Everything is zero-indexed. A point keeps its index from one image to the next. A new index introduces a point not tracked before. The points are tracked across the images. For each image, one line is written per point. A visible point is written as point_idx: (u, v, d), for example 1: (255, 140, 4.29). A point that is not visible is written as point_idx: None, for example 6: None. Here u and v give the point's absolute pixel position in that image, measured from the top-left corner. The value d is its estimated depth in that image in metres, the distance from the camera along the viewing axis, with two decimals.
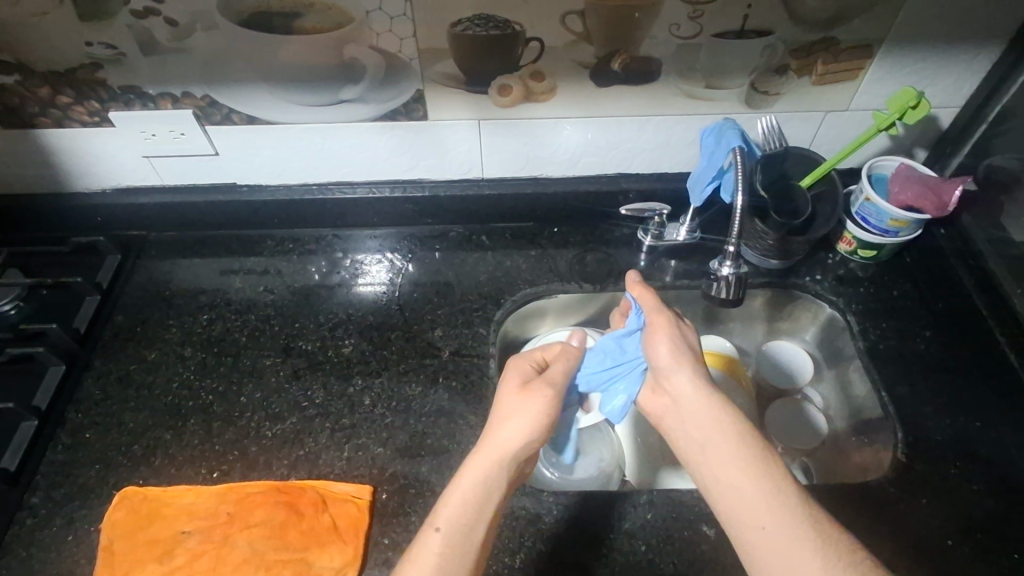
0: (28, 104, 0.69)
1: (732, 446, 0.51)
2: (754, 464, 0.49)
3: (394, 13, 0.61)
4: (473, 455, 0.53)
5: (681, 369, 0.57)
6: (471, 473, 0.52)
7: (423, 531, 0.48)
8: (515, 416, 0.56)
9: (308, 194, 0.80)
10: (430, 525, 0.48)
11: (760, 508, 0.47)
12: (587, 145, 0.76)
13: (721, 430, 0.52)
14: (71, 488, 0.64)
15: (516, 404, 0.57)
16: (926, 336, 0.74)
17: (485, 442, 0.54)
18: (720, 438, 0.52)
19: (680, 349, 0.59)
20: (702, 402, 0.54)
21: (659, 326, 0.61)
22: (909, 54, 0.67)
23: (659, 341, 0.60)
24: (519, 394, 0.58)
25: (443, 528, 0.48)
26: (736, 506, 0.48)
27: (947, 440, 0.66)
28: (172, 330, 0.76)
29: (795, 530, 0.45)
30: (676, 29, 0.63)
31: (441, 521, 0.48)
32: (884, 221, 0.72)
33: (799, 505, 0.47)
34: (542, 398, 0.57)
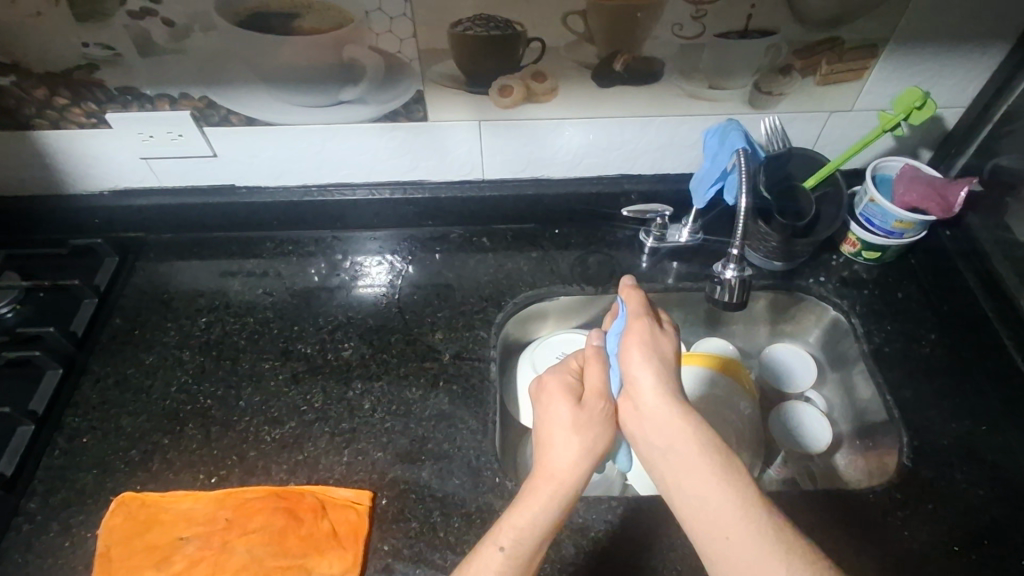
0: (25, 105, 0.68)
1: (695, 459, 0.49)
2: (717, 477, 0.47)
3: (393, 13, 0.60)
4: (532, 482, 0.52)
5: (649, 375, 0.54)
6: (532, 501, 0.51)
7: (485, 556, 0.49)
8: (570, 438, 0.53)
9: (308, 196, 0.79)
10: (489, 549, 0.49)
11: (723, 524, 0.45)
12: (589, 146, 0.75)
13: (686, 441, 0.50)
14: (68, 494, 0.63)
15: (570, 424, 0.54)
16: (931, 339, 0.73)
17: (546, 465, 0.53)
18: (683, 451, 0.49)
19: (652, 355, 0.55)
20: (666, 411, 0.52)
21: (638, 333, 0.57)
22: (915, 54, 0.66)
23: (634, 349, 0.56)
24: (572, 413, 0.55)
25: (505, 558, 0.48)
26: (701, 522, 0.46)
27: (952, 444, 0.65)
28: (170, 333, 0.75)
29: (757, 540, 0.43)
30: (678, 29, 0.63)
31: (506, 543, 0.49)
32: (889, 222, 0.72)
33: (765, 517, 0.45)
34: (598, 418, 0.55)
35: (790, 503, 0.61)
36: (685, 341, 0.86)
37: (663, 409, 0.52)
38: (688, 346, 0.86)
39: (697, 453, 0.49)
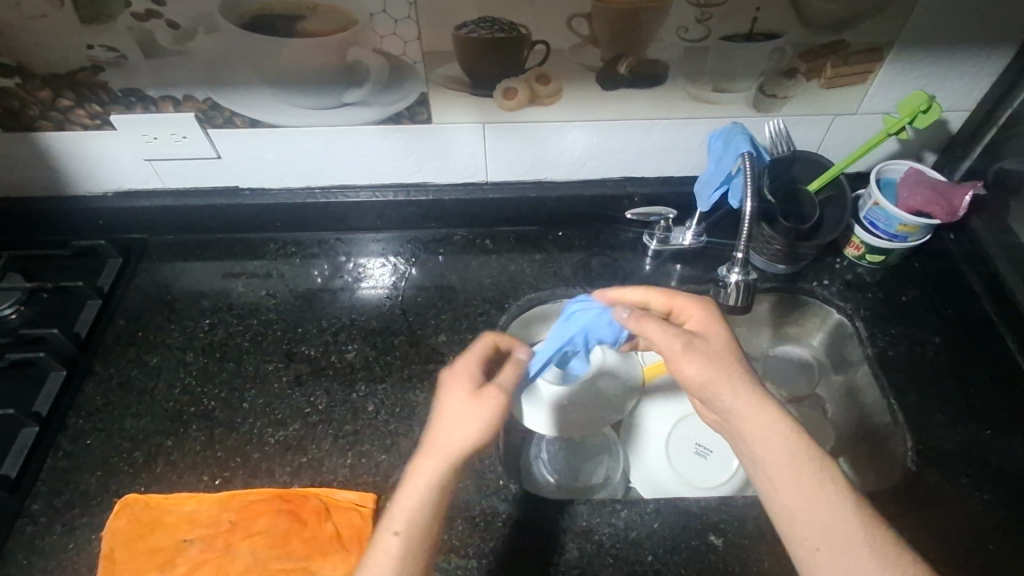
0: (29, 107, 0.68)
1: (803, 472, 0.46)
2: (826, 492, 0.45)
3: (398, 15, 0.60)
4: (417, 460, 0.49)
5: (729, 383, 0.49)
6: (413, 479, 0.48)
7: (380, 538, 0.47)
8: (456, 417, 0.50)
9: (311, 198, 0.79)
10: (382, 531, 0.47)
11: (823, 529, 0.44)
12: (592, 148, 0.75)
13: (789, 455, 0.46)
14: (71, 496, 0.63)
15: (460, 403, 0.51)
16: (935, 342, 0.73)
17: (431, 444, 0.49)
18: (786, 462, 0.46)
19: (715, 365, 0.50)
20: (759, 417, 0.48)
21: (698, 350, 0.51)
22: (920, 58, 0.66)
23: (687, 363, 0.50)
24: (465, 393, 0.51)
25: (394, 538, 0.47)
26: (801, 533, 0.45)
27: (957, 448, 0.65)
28: (173, 335, 0.76)
29: (855, 557, 0.43)
30: (683, 32, 0.62)
31: (400, 526, 0.47)
32: (893, 226, 0.72)
33: (866, 518, 0.45)
34: (490, 403, 0.50)
35: None
36: None
37: (760, 417, 0.48)
38: None
39: (805, 466, 0.46)
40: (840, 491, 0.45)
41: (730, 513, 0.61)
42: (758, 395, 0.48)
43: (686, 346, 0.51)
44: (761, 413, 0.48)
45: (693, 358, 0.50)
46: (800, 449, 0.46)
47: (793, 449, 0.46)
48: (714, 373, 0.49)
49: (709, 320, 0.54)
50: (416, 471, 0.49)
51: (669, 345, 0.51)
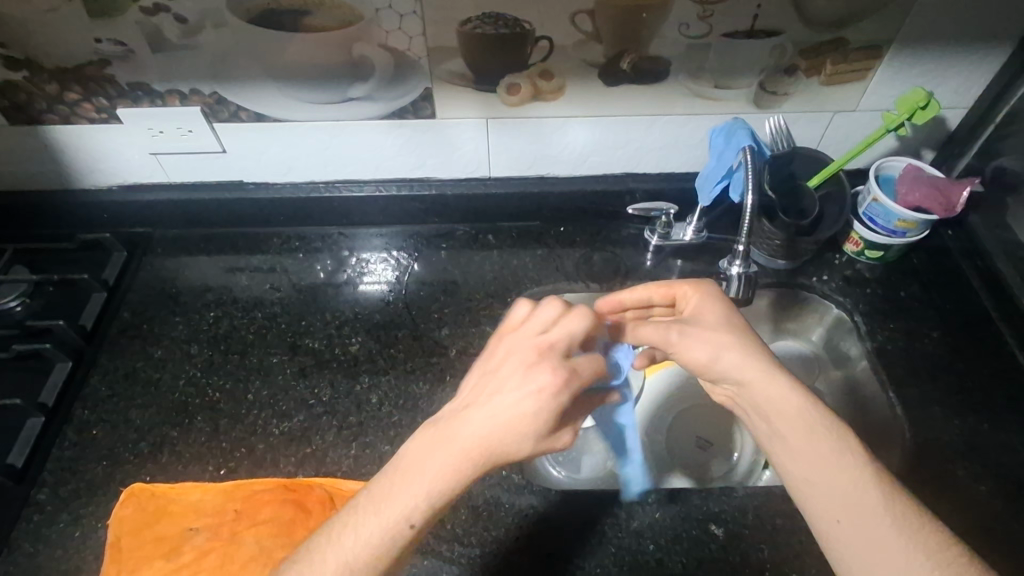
0: (36, 100, 0.69)
1: (818, 440, 0.46)
2: (842, 459, 0.45)
3: (403, 10, 0.61)
4: (439, 448, 0.46)
5: (738, 359, 0.51)
6: (441, 464, 0.45)
7: (375, 512, 0.45)
8: (516, 411, 0.46)
9: (315, 192, 0.80)
10: (376, 505, 0.45)
11: (842, 498, 0.44)
12: (594, 144, 0.76)
13: (803, 423, 0.47)
14: (78, 485, 0.64)
15: (504, 390, 0.48)
16: (934, 337, 0.74)
17: (459, 432, 0.46)
18: (800, 429, 0.47)
19: (722, 342, 0.52)
20: (769, 385, 0.49)
21: (700, 331, 0.53)
22: (918, 55, 0.67)
23: (691, 346, 0.53)
24: (512, 380, 0.48)
25: (392, 518, 0.44)
26: (819, 502, 0.45)
27: (955, 441, 0.66)
28: (178, 327, 0.76)
29: (875, 526, 0.43)
30: (685, 28, 0.63)
31: (416, 518, 0.44)
32: (891, 222, 0.72)
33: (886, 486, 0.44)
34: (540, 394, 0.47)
35: None
36: None
37: (770, 386, 0.49)
38: None
39: (820, 434, 0.46)
40: (857, 459, 0.45)
41: (731, 504, 0.61)
42: (765, 365, 0.50)
43: (683, 331, 0.54)
44: (771, 382, 0.49)
45: (698, 339, 0.53)
46: (812, 416, 0.47)
47: (806, 417, 0.47)
48: (721, 348, 0.51)
49: (709, 297, 0.56)
50: (439, 453, 0.46)
51: (665, 334, 0.54)
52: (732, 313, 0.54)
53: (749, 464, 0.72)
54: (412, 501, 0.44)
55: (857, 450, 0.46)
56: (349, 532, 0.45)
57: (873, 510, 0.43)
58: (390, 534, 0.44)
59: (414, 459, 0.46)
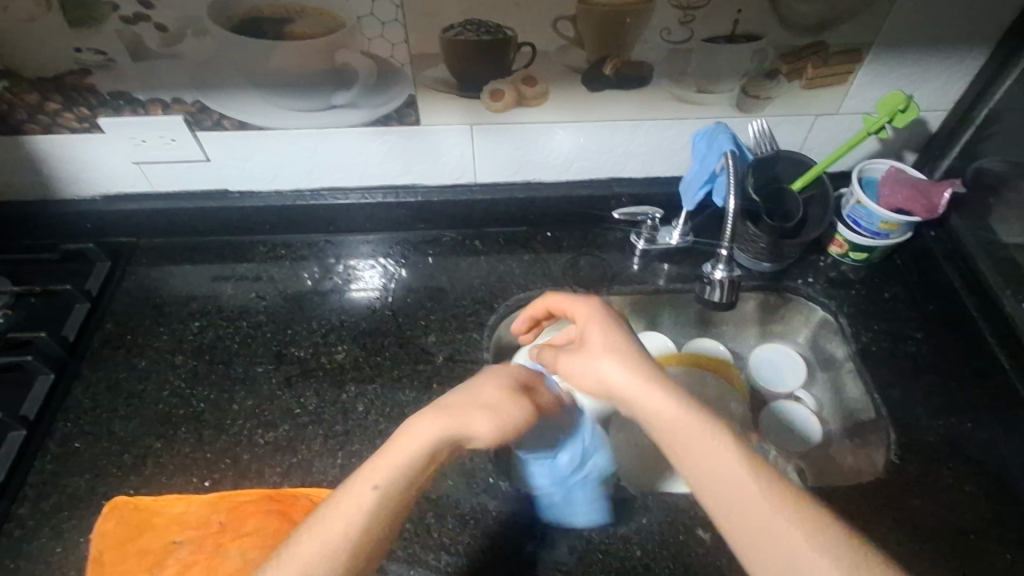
0: (16, 110, 0.68)
1: (692, 434, 0.45)
2: (713, 444, 0.45)
3: (385, 18, 0.61)
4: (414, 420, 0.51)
5: (619, 378, 0.51)
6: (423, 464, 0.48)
7: (353, 519, 0.45)
8: (477, 398, 0.54)
9: (301, 200, 0.80)
10: (350, 511, 0.45)
11: (721, 485, 0.43)
12: (580, 150, 0.76)
13: (683, 420, 0.47)
14: (60, 499, 0.63)
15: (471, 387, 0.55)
16: (917, 338, 0.74)
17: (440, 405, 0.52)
18: (678, 425, 0.47)
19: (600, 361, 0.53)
20: (646, 394, 0.49)
21: (581, 354, 0.55)
22: (897, 58, 0.67)
23: (578, 369, 0.55)
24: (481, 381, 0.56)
25: (375, 516, 0.46)
26: (707, 498, 0.43)
27: (939, 441, 0.66)
28: (162, 337, 0.75)
29: (754, 507, 0.41)
30: (667, 34, 0.64)
31: (379, 481, 0.47)
32: (874, 223, 0.73)
33: (757, 465, 0.44)
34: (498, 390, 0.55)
35: None
36: (677, 342, 0.87)
37: (647, 396, 0.49)
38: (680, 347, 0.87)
39: (691, 426, 0.46)
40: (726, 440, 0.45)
41: None
42: (642, 377, 0.50)
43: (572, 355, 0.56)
44: (644, 389, 0.49)
45: (580, 362, 0.55)
46: (684, 412, 0.47)
47: (680, 417, 0.47)
48: (598, 367, 0.53)
49: (598, 316, 0.56)
50: (416, 458, 0.48)
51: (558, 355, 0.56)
52: (616, 323, 0.56)
53: None
54: (382, 474, 0.47)
55: (725, 435, 0.45)
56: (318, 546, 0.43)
57: (752, 498, 0.42)
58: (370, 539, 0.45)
59: (390, 463, 0.47)
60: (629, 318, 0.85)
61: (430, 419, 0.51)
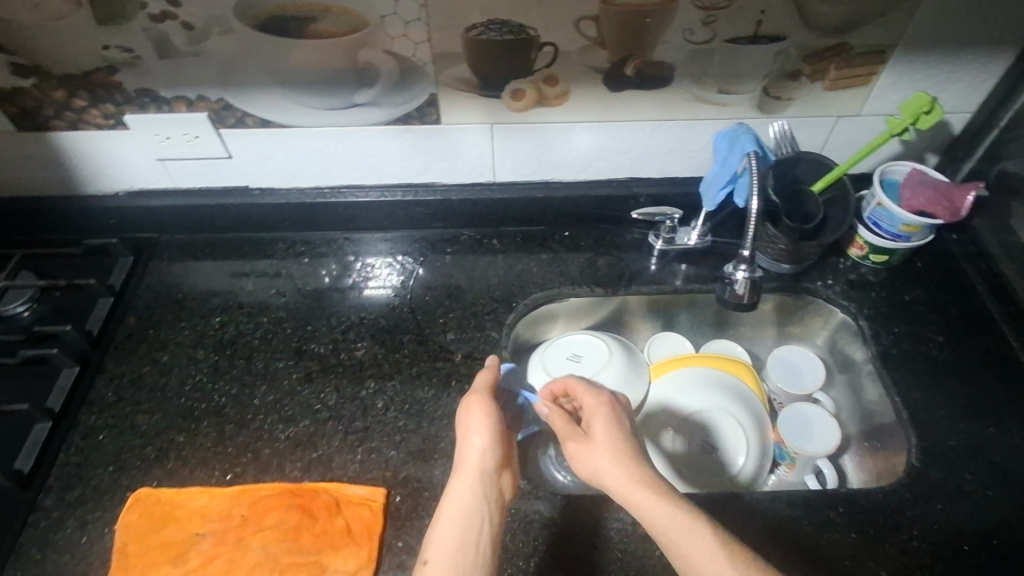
0: (44, 106, 0.69)
1: (668, 529, 0.48)
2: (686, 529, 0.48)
3: (409, 17, 0.62)
4: (449, 485, 0.56)
5: (612, 479, 0.52)
6: (484, 476, 0.56)
7: (455, 537, 0.52)
8: (481, 439, 0.58)
9: (321, 197, 0.80)
10: (448, 535, 0.52)
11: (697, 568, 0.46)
12: (599, 149, 0.76)
13: (674, 527, 0.48)
14: (84, 491, 0.64)
15: (470, 424, 0.60)
16: (938, 341, 0.74)
17: (461, 463, 0.57)
18: (667, 532, 0.48)
19: (601, 461, 0.54)
20: (636, 495, 0.51)
21: (586, 448, 0.55)
22: (921, 60, 0.67)
23: (581, 463, 0.55)
24: (476, 412, 0.60)
25: (471, 530, 0.53)
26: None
27: (961, 445, 0.66)
28: (184, 332, 0.76)
29: None
30: (689, 34, 0.64)
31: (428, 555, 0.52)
32: (896, 226, 0.73)
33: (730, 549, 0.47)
34: (480, 416, 0.60)
35: (800, 502, 0.62)
36: (694, 343, 0.87)
37: (635, 498, 0.50)
38: (696, 348, 0.87)
39: (679, 528, 0.48)
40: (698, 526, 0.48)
41: (736, 509, 0.62)
42: (631, 479, 0.51)
43: (578, 443, 0.56)
44: (627, 484, 0.51)
45: (585, 455, 0.55)
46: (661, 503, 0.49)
47: (670, 522, 0.48)
48: (599, 468, 0.53)
49: (599, 409, 0.58)
50: (477, 474, 0.56)
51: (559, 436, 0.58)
52: (625, 420, 0.58)
53: (753, 470, 0.70)
54: (434, 547, 0.52)
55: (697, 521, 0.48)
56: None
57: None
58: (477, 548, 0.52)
59: (461, 489, 0.55)
60: (646, 318, 0.85)
61: (466, 438, 0.59)
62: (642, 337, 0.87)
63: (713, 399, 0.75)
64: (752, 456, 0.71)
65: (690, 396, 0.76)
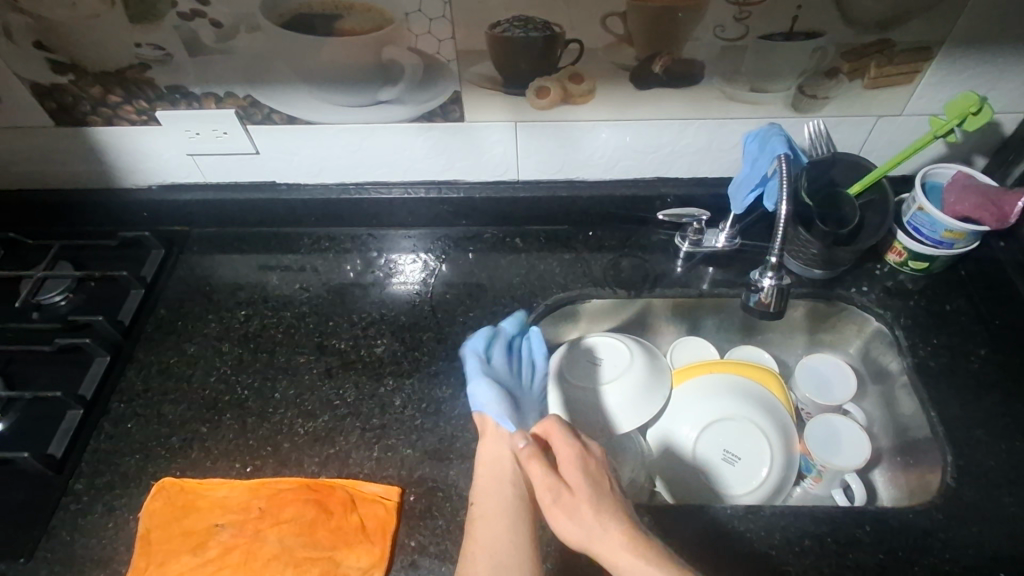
0: (81, 102, 0.71)
1: None
2: None
3: (433, 14, 0.61)
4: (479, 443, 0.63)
5: (596, 542, 0.51)
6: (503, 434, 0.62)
7: (494, 481, 0.59)
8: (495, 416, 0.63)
9: (345, 194, 0.81)
10: (486, 479, 0.59)
11: None
12: (625, 149, 0.75)
13: None
14: (112, 477, 0.66)
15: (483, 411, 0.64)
16: (980, 355, 0.70)
17: (483, 427, 0.64)
18: None
19: (590, 525, 0.51)
20: (619, 558, 0.50)
21: (568, 506, 0.53)
22: (971, 56, 0.63)
23: (564, 522, 0.53)
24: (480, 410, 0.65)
25: (504, 472, 0.59)
26: None
27: (1001, 466, 0.62)
28: (211, 324, 0.78)
29: None
30: (721, 31, 0.61)
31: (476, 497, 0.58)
32: (938, 232, 0.69)
33: None
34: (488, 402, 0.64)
35: (825, 519, 0.60)
36: (718, 349, 0.85)
37: (620, 562, 0.50)
38: (721, 353, 0.85)
39: None
40: None
41: (754, 524, 0.60)
42: (616, 542, 0.50)
43: (561, 503, 0.53)
44: (620, 557, 0.50)
45: (568, 515, 0.53)
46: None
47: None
48: (586, 538, 0.51)
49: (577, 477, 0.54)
50: (497, 431, 0.62)
51: (544, 493, 0.54)
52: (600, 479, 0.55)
53: (777, 481, 0.68)
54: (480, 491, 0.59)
55: None
56: (485, 512, 0.57)
57: None
58: (511, 500, 0.57)
59: (487, 443, 0.62)
60: (671, 321, 0.83)
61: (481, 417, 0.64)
62: (666, 341, 0.85)
63: (734, 409, 0.72)
64: (776, 465, 0.69)
65: (713, 401, 0.73)
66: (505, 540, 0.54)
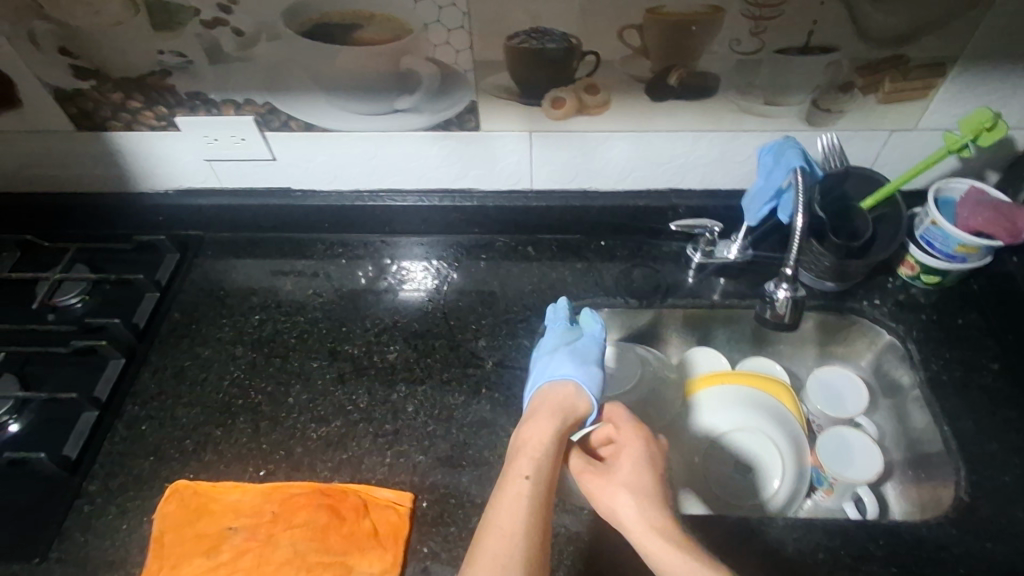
0: (101, 108, 0.72)
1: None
2: None
3: (452, 25, 0.62)
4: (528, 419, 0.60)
5: (636, 516, 0.54)
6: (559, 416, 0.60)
7: (536, 459, 0.56)
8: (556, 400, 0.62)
9: (359, 201, 0.81)
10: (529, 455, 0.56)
11: None
12: (637, 159, 0.75)
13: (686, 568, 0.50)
14: (125, 479, 0.66)
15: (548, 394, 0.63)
16: (993, 369, 0.70)
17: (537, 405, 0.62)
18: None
19: (638, 499, 0.56)
20: (655, 539, 0.53)
21: (607, 488, 0.57)
22: (985, 72, 0.64)
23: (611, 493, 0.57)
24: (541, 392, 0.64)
25: (550, 455, 0.57)
26: None
27: (1015, 481, 0.62)
28: (225, 329, 0.79)
29: None
30: (736, 45, 0.62)
31: (527, 471, 0.54)
32: (950, 246, 0.69)
33: None
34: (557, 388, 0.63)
35: (838, 532, 0.60)
36: (729, 360, 0.85)
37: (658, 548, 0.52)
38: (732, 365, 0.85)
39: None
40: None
41: (767, 535, 0.60)
42: (655, 522, 0.54)
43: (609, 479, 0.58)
44: (654, 537, 0.53)
45: (606, 490, 0.57)
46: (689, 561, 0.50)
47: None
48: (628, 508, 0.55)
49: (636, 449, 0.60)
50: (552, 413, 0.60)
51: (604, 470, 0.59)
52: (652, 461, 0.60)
53: (788, 495, 0.70)
54: (521, 467, 0.55)
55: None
56: (519, 492, 0.53)
57: None
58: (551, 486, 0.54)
59: (540, 418, 0.59)
60: (682, 332, 0.83)
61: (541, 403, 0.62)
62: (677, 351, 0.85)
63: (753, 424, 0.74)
64: (789, 480, 0.70)
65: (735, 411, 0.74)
66: (532, 531, 0.50)
